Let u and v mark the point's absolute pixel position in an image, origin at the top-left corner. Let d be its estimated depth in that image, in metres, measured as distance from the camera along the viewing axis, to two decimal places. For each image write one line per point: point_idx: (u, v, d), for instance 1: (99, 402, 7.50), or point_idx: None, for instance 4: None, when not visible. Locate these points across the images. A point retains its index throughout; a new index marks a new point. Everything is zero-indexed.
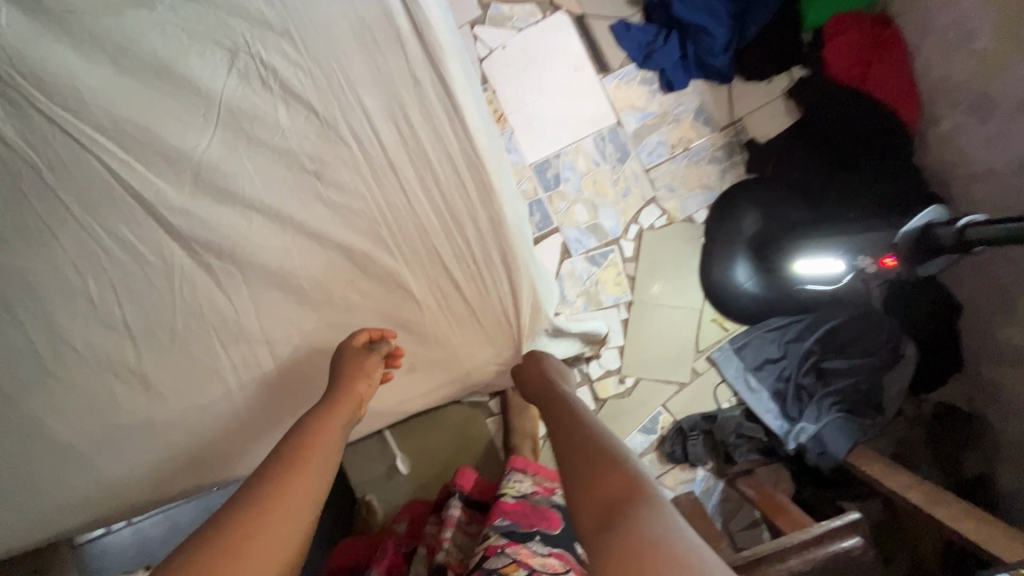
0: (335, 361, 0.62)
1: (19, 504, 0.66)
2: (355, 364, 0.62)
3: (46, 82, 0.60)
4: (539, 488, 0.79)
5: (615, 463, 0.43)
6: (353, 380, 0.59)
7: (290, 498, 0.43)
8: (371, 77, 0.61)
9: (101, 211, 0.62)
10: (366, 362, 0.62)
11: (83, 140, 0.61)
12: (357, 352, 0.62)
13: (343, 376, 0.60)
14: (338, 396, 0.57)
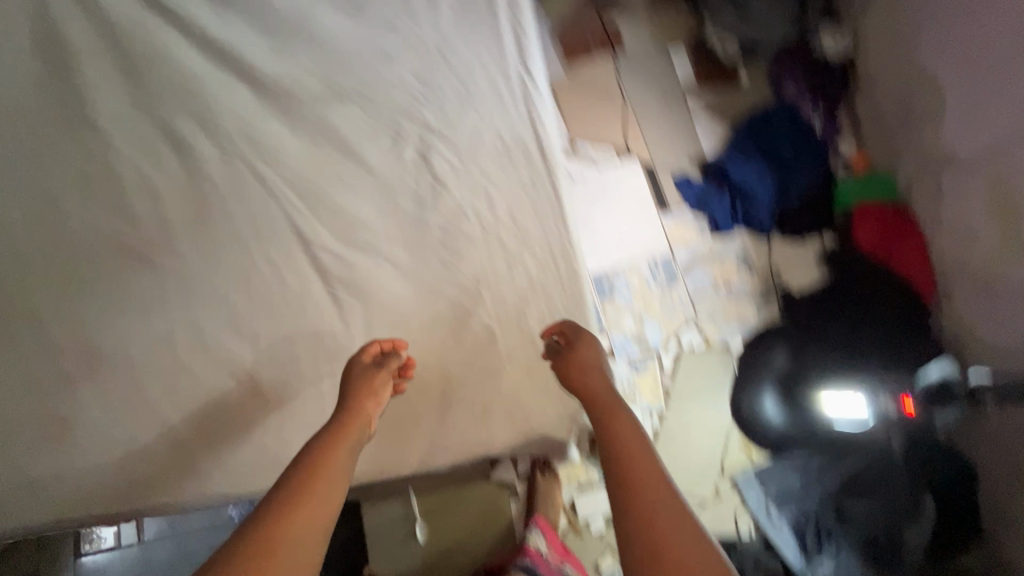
0: (348, 376, 0.63)
1: (120, 470, 0.75)
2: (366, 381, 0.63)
3: (267, 147, 0.83)
4: (554, 554, 0.92)
5: (672, 520, 0.46)
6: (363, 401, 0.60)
7: (294, 542, 0.44)
8: (500, 177, 0.81)
9: (267, 239, 0.79)
10: (379, 379, 0.64)
11: (273, 189, 0.81)
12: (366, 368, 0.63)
13: (354, 394, 0.61)
14: (347, 421, 0.57)
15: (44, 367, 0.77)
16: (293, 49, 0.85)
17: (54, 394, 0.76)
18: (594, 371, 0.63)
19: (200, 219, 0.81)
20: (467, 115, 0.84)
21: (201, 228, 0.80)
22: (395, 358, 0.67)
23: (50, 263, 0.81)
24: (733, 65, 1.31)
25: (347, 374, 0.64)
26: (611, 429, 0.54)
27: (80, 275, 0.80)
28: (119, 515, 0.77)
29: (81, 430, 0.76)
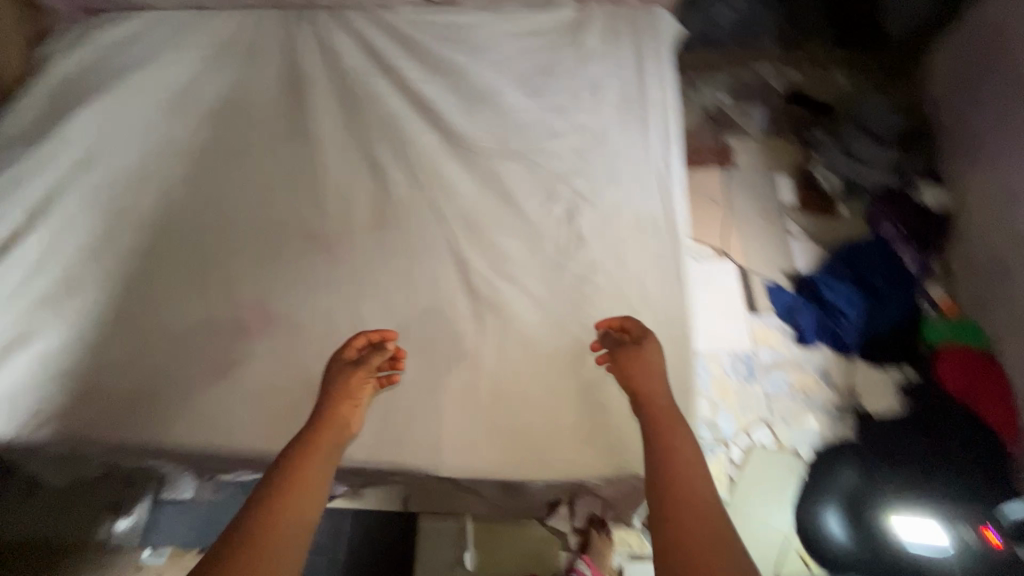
0: (329, 376, 0.79)
1: (262, 419, 0.86)
2: (349, 381, 0.78)
3: (445, 183, 1.01)
4: None
5: (706, 522, 0.58)
6: (341, 402, 0.76)
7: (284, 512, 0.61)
8: (634, 245, 0.94)
9: (430, 254, 0.95)
10: (362, 378, 0.79)
11: (442, 216, 0.98)
12: (344, 367, 0.79)
13: (336, 394, 0.76)
14: (330, 422, 0.73)
15: (226, 318, 0.94)
16: (481, 115, 1.08)
17: (228, 341, 0.92)
18: (649, 373, 0.76)
19: (379, 227, 0.98)
20: (611, 190, 0.99)
21: (377, 233, 0.97)
22: (377, 352, 0.81)
23: (253, 238, 1.00)
24: (833, 196, 1.44)
25: (330, 373, 0.79)
26: (668, 447, 0.67)
27: (272, 252, 0.98)
28: (244, 458, 0.86)
29: (240, 374, 0.89)
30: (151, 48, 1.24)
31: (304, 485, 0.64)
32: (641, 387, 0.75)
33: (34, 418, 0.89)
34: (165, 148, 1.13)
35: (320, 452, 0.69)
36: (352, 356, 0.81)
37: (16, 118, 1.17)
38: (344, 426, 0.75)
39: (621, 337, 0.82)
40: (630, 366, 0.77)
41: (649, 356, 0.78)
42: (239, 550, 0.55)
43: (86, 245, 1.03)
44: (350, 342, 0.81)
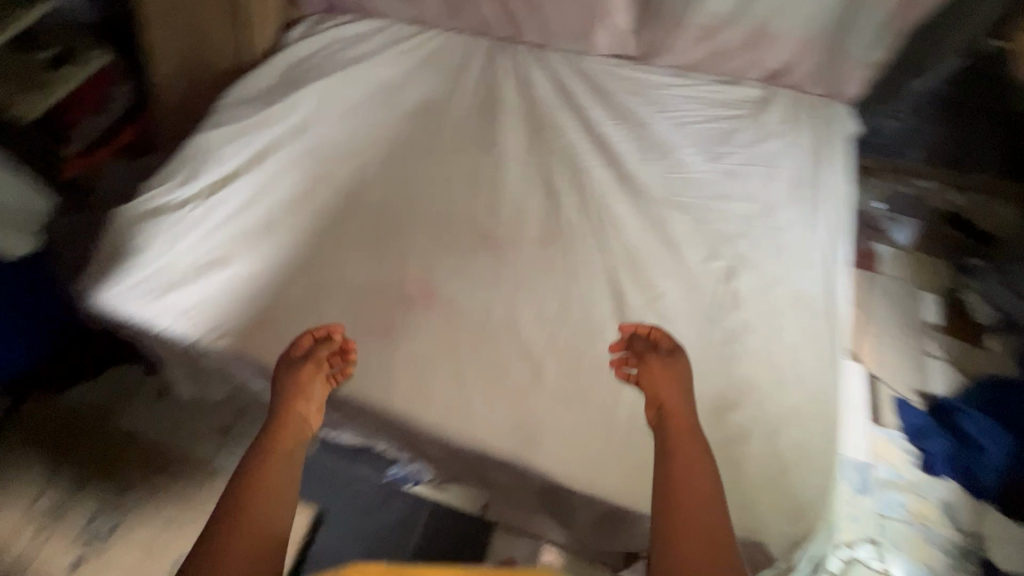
0: (279, 373, 0.88)
1: (407, 382, 0.91)
2: (301, 377, 0.86)
3: (612, 217, 1.07)
4: None
5: (702, 542, 0.64)
6: (294, 399, 0.84)
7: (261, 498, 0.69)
8: (790, 317, 0.95)
9: (589, 277, 1.00)
10: (312, 373, 0.87)
11: (606, 246, 1.03)
12: (290, 363, 0.87)
13: (287, 389, 0.85)
14: (286, 416, 0.82)
15: (391, 286, 1.02)
16: (655, 165, 1.15)
17: (389, 306, 0.99)
18: (674, 381, 0.82)
19: (545, 241, 1.05)
20: (773, 261, 1.01)
21: (542, 246, 1.04)
22: (324, 346, 0.90)
23: (428, 224, 1.10)
24: (982, 327, 1.38)
25: (281, 372, 0.88)
26: (677, 475, 0.70)
27: (444, 240, 1.07)
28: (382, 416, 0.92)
29: (394, 336, 0.96)
30: (371, 49, 1.42)
31: (273, 471, 0.73)
32: (665, 398, 0.81)
33: (217, 332, 1.01)
34: (365, 131, 1.27)
35: (285, 445, 0.77)
36: (299, 353, 0.90)
37: (252, 85, 1.37)
38: (302, 419, 0.83)
39: (650, 345, 0.88)
40: (655, 375, 0.84)
41: (677, 369, 0.84)
42: (223, 530, 0.64)
43: (285, 197, 1.16)
44: (296, 342, 0.89)
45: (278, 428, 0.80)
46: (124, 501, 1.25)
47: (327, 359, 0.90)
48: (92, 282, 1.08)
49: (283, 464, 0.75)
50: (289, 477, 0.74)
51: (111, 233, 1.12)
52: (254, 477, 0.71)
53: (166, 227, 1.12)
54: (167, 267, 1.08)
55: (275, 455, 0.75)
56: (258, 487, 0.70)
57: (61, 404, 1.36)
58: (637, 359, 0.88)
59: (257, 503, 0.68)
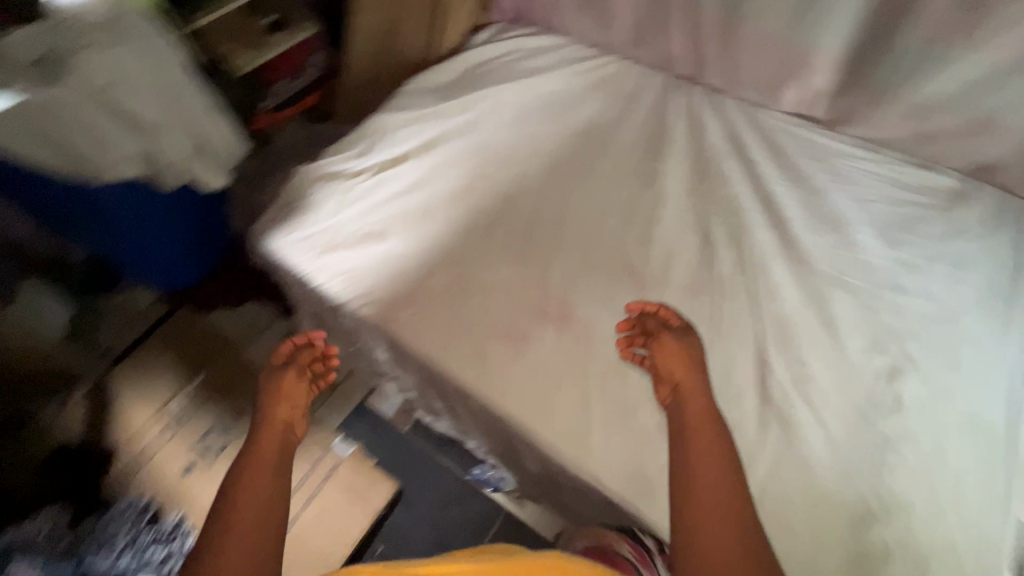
0: (261, 382, 0.97)
1: (534, 397, 0.95)
2: (285, 385, 0.96)
3: (770, 283, 1.02)
4: None
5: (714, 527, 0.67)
6: (279, 405, 0.92)
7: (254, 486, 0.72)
8: (957, 441, 0.86)
9: (735, 337, 0.96)
10: (294, 379, 0.97)
11: (758, 311, 0.98)
12: (273, 369, 0.97)
13: (270, 393, 0.94)
14: (270, 418, 0.89)
15: (533, 298, 1.04)
16: (826, 239, 1.07)
17: (528, 320, 1.01)
18: (683, 360, 0.90)
19: (694, 291, 1.02)
20: (946, 372, 0.92)
21: (689, 296, 1.01)
22: (304, 352, 1.01)
23: (576, 245, 1.10)
24: None
25: (264, 381, 0.97)
26: (685, 465, 0.75)
27: (590, 264, 1.07)
28: (504, 423, 0.96)
29: (527, 350, 0.99)
30: (548, 65, 1.46)
31: (263, 462, 0.77)
32: (680, 378, 0.89)
33: (363, 299, 1.06)
34: (529, 140, 1.30)
35: (270, 437, 0.84)
36: (282, 360, 1.00)
37: (432, 79, 1.46)
38: (286, 420, 0.90)
39: (661, 323, 0.95)
40: (667, 351, 0.92)
41: (687, 346, 0.92)
42: (227, 511, 0.68)
43: (445, 187, 1.20)
44: (280, 349, 1.01)
45: (266, 428, 0.86)
46: (237, 424, 1.37)
47: (308, 365, 1.01)
48: (268, 228, 1.19)
49: (274, 455, 0.79)
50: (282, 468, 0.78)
51: (292, 188, 1.24)
52: (246, 468, 0.75)
53: (337, 193, 1.22)
54: (330, 229, 1.17)
55: (266, 445, 0.81)
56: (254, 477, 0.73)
57: (207, 323, 1.54)
58: (650, 337, 0.95)
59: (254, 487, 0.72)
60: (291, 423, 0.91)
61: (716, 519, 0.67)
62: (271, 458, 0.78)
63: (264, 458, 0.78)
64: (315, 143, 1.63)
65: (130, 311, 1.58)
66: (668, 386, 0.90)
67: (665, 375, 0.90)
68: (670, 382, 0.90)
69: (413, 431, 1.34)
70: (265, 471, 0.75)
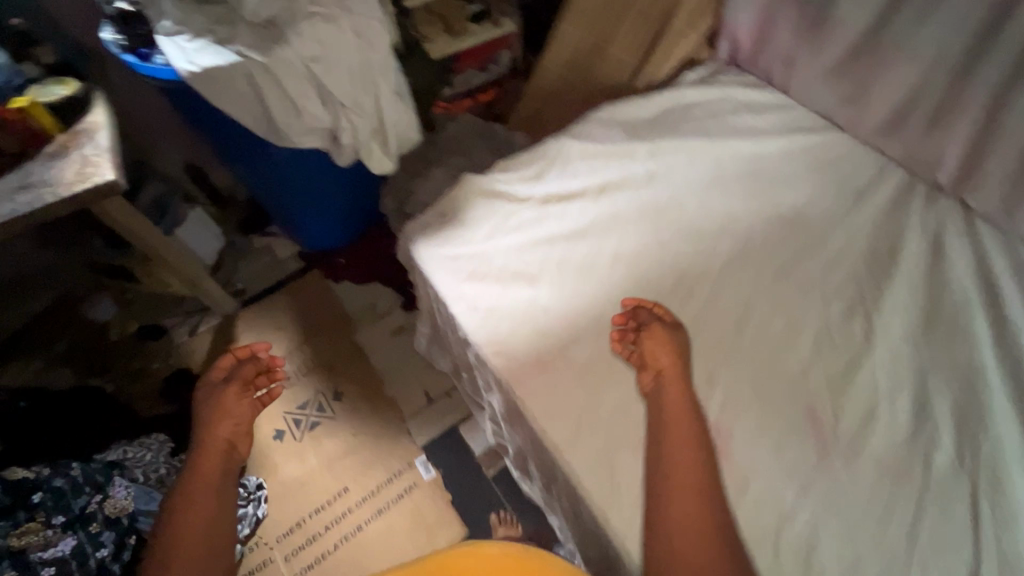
0: (202, 396, 1.01)
1: None
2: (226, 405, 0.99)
3: (1004, 500, 0.78)
4: None
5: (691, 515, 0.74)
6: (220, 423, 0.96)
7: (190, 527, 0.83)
8: None
9: (939, 562, 0.75)
10: (236, 399, 1.00)
11: (975, 534, 0.76)
12: (213, 386, 1.00)
13: (211, 411, 0.97)
14: (208, 441, 0.93)
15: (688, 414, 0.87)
16: None
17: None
18: (665, 346, 0.90)
19: (892, 474, 0.81)
20: None
21: (882, 477, 0.81)
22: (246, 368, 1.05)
23: (752, 363, 0.92)
24: None
25: (205, 397, 1.01)
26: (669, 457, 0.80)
27: (764, 392, 0.89)
28: (615, 549, 0.83)
29: None
30: (761, 131, 1.27)
31: (199, 498, 0.86)
32: (665, 366, 0.89)
33: (495, 347, 0.96)
34: (719, 215, 1.12)
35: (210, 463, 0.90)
36: (223, 376, 1.04)
37: (625, 111, 1.32)
38: (225, 442, 0.94)
39: (651, 317, 0.94)
40: (654, 340, 0.91)
41: (675, 339, 0.92)
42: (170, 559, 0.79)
43: (614, 243, 1.08)
44: (217, 365, 1.04)
45: (202, 454, 0.91)
46: (333, 406, 1.34)
47: (252, 378, 1.06)
48: (421, 236, 1.13)
49: (210, 483, 0.88)
50: (212, 498, 0.87)
51: (454, 195, 1.18)
52: (186, 497, 0.85)
53: (496, 216, 1.13)
54: (480, 255, 1.08)
55: (200, 476, 0.88)
56: (190, 507, 0.84)
57: (332, 293, 1.55)
58: (637, 327, 0.94)
59: (193, 519, 0.83)
60: (233, 443, 0.95)
61: (686, 511, 0.75)
62: (209, 492, 0.86)
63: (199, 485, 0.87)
64: (481, 143, 1.57)
65: (270, 258, 1.64)
66: (652, 373, 0.90)
67: (650, 362, 0.90)
68: (654, 370, 0.89)
69: (494, 478, 1.25)
70: (198, 508, 0.85)
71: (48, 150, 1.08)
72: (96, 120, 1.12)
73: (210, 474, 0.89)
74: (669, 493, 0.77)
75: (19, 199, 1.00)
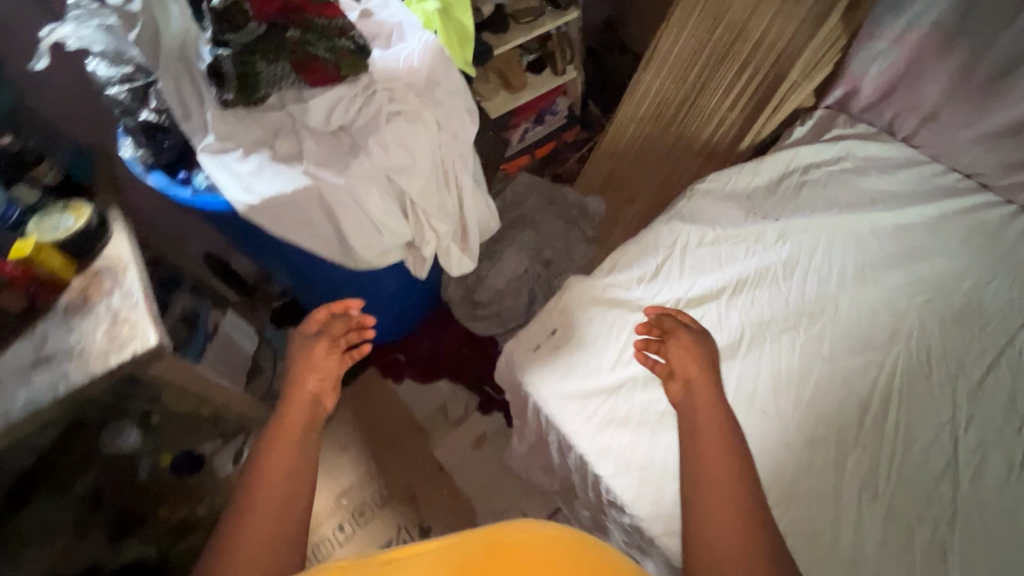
0: (291, 352, 0.80)
1: None
2: (311, 357, 0.78)
3: None
4: None
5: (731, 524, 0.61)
6: (306, 376, 0.75)
7: (251, 530, 0.58)
8: None
9: None
10: (327, 349, 0.79)
11: None
12: (302, 339, 0.80)
13: (295, 363, 0.77)
14: (293, 394, 0.72)
15: None
16: None
17: None
18: (690, 348, 0.82)
19: None
20: None
21: None
22: (341, 322, 0.83)
23: (980, 524, 0.77)
24: None
25: (292, 349, 0.81)
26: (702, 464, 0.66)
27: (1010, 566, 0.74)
28: None
29: None
30: (897, 197, 1.10)
31: (270, 489, 0.61)
32: (695, 375, 0.79)
33: (667, 524, 0.79)
34: (882, 314, 0.95)
35: (286, 443, 0.65)
36: (314, 328, 0.82)
37: (737, 180, 1.14)
38: (312, 397, 0.73)
39: (677, 324, 0.85)
40: (681, 347, 0.82)
41: (702, 345, 0.83)
42: None
43: (770, 362, 0.91)
44: (312, 315, 0.83)
45: (285, 415, 0.69)
46: None
47: (342, 335, 0.83)
48: (537, 367, 0.93)
49: (283, 463, 0.63)
50: (282, 475, 0.62)
51: (563, 306, 0.99)
52: (257, 478, 0.62)
53: (621, 332, 0.95)
54: (612, 390, 0.89)
55: (278, 452, 0.64)
56: (268, 465, 0.63)
57: (393, 397, 1.33)
58: (664, 336, 0.85)
59: (272, 482, 0.61)
60: (318, 399, 0.74)
61: (730, 520, 0.61)
62: (287, 478, 0.63)
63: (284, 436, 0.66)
64: (550, 209, 1.38)
65: None
66: (681, 384, 0.79)
67: (678, 370, 0.80)
68: (683, 378, 0.79)
69: None
70: (271, 495, 0.61)
71: (64, 302, 0.85)
72: (119, 255, 0.88)
73: (283, 456, 0.64)
74: (701, 479, 0.65)
75: (38, 380, 0.79)
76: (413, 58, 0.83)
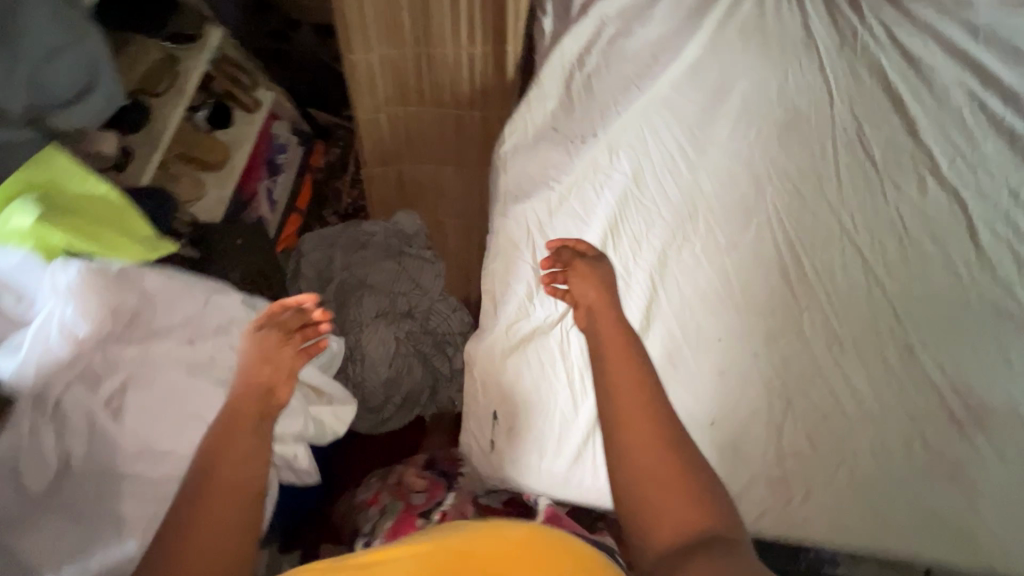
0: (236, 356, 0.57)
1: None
2: (258, 351, 0.54)
3: None
4: None
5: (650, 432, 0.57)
6: (254, 368, 0.52)
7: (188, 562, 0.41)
8: None
9: None
10: (278, 347, 0.55)
11: None
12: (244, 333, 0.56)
13: (239, 362, 0.54)
14: (238, 392, 0.51)
15: (933, 407, 0.77)
16: None
17: (947, 440, 0.75)
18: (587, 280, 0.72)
19: None
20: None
21: None
22: (290, 313, 0.57)
23: (917, 302, 0.82)
24: None
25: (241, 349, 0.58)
26: (614, 394, 0.60)
27: (949, 317, 0.81)
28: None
29: (971, 475, 0.73)
30: (674, 36, 1.02)
31: (217, 503, 0.44)
32: (595, 304, 0.70)
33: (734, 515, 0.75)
34: (738, 166, 0.92)
35: (243, 442, 0.48)
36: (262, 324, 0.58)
37: (532, 113, 0.98)
38: (264, 390, 0.52)
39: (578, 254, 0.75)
40: (581, 279, 0.72)
41: (605, 274, 0.73)
42: None
43: (691, 285, 0.86)
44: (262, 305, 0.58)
45: (231, 411, 0.50)
46: None
47: (295, 330, 0.57)
48: (510, 465, 0.79)
49: (231, 467, 0.46)
50: (230, 478, 0.45)
51: (484, 378, 0.83)
52: (199, 487, 0.45)
53: (557, 361, 0.82)
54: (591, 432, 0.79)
55: (226, 448, 0.47)
56: (208, 475, 0.45)
57: None
58: (565, 267, 0.74)
59: (216, 500, 0.44)
60: (278, 390, 0.53)
61: (646, 431, 0.57)
62: (240, 480, 0.46)
63: (239, 440, 0.47)
64: (364, 252, 1.13)
65: None
66: (581, 313, 0.71)
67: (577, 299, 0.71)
68: (582, 307, 0.70)
69: None
70: (221, 507, 0.44)
71: None
72: None
73: (233, 462, 0.46)
74: (613, 410, 0.59)
75: None
76: (75, 322, 0.55)
